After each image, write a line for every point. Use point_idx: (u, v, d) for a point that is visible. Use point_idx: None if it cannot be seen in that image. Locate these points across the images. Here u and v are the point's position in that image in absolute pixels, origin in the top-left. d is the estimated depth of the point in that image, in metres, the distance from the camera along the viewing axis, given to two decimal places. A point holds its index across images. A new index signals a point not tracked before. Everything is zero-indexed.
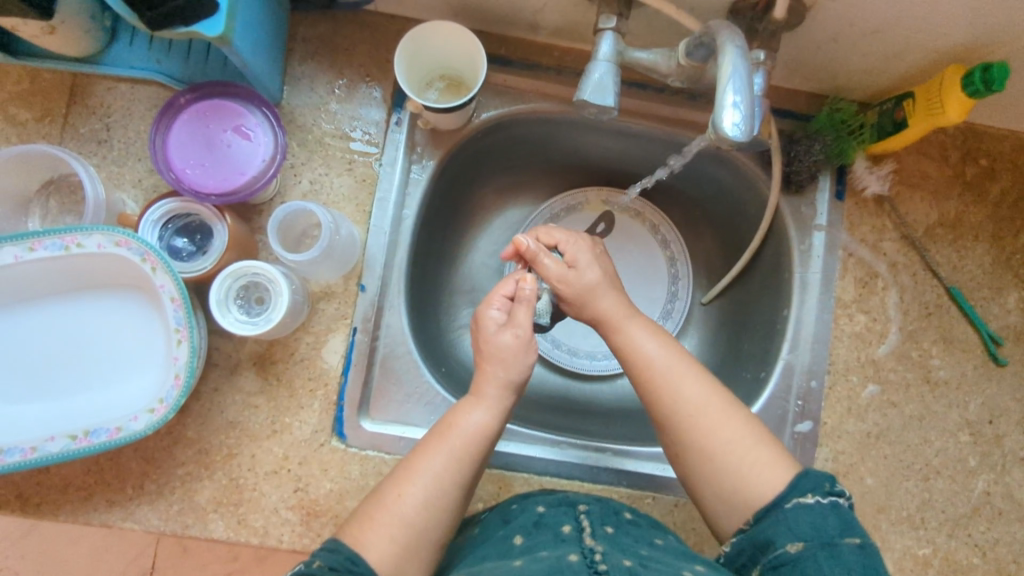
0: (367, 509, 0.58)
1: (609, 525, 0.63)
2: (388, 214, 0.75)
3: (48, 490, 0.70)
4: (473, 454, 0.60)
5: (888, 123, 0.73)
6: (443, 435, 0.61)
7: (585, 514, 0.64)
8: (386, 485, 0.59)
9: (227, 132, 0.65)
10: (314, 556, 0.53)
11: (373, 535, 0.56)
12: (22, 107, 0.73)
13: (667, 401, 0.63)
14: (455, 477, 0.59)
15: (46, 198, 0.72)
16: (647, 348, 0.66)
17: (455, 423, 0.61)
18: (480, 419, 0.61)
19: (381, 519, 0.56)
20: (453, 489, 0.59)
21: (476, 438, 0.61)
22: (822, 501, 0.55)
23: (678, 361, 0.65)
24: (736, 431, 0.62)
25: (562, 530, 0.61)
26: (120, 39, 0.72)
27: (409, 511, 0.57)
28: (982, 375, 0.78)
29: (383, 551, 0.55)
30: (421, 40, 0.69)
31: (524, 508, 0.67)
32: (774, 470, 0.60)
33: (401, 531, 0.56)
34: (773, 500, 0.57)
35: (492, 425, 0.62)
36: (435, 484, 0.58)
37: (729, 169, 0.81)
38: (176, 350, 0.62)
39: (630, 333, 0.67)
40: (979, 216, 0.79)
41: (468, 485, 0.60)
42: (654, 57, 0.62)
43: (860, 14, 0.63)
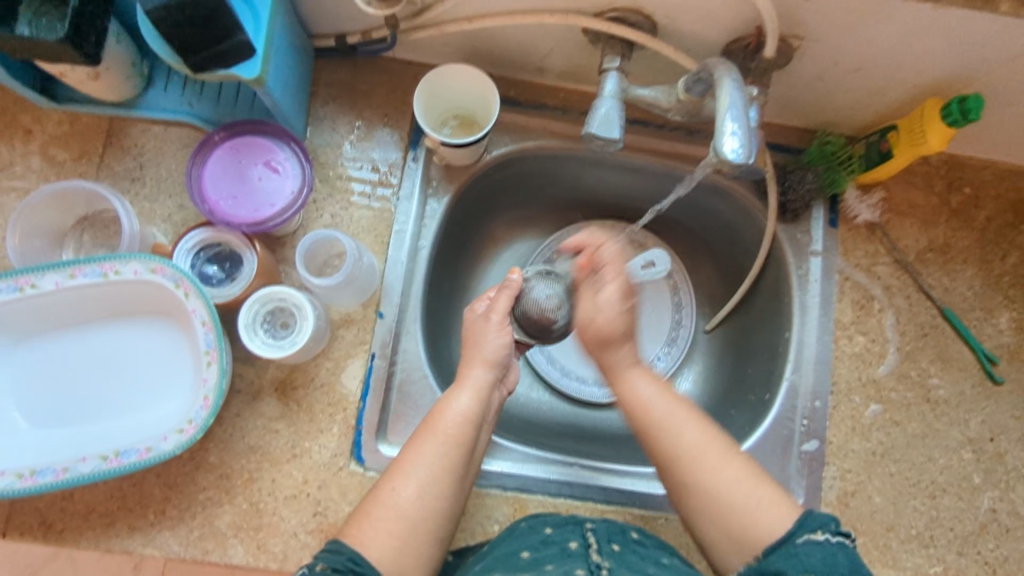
0: (367, 507, 0.60)
1: (615, 542, 0.65)
2: (405, 245, 0.79)
3: (71, 516, 0.72)
4: (461, 442, 0.63)
5: (875, 155, 0.78)
6: (430, 426, 0.63)
7: (591, 531, 0.66)
8: (380, 481, 0.61)
9: (258, 167, 0.70)
10: (317, 558, 0.56)
11: (371, 532, 0.59)
12: (61, 148, 0.78)
13: (667, 447, 0.65)
14: (444, 466, 0.62)
15: (80, 233, 0.76)
16: (644, 394, 0.67)
17: (441, 412, 0.64)
18: (464, 407, 0.64)
19: (378, 515, 0.59)
20: (446, 475, 0.61)
21: (462, 424, 0.63)
22: (831, 539, 0.57)
23: (674, 407, 0.67)
24: (738, 473, 0.63)
25: (569, 546, 0.64)
26: (155, 85, 0.77)
27: (405, 504, 0.60)
28: (980, 393, 0.80)
29: (383, 548, 0.58)
30: (438, 82, 0.75)
31: (533, 527, 0.69)
32: (776, 508, 0.61)
33: (399, 525, 0.59)
34: (784, 535, 0.59)
35: (477, 411, 0.64)
36: (425, 475, 0.61)
37: (727, 200, 0.85)
38: (205, 372, 0.64)
39: (627, 378, 0.69)
40: (966, 241, 0.83)
41: (461, 472, 0.63)
42: (656, 94, 0.67)
43: (844, 53, 0.68)
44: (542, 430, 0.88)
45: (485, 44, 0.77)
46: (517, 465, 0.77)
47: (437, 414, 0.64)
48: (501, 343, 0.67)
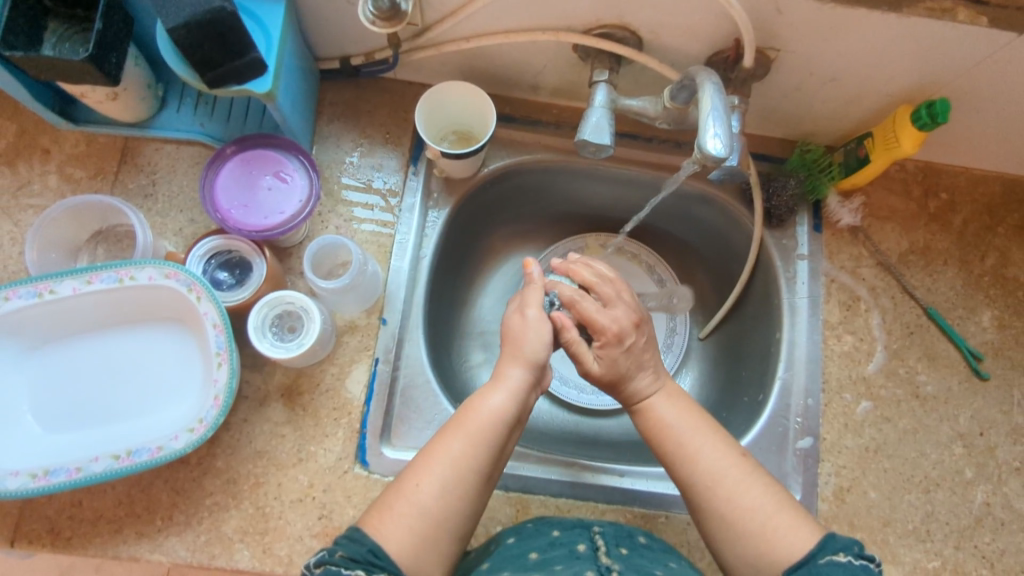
0: (388, 499, 0.61)
1: (624, 546, 0.67)
2: (407, 254, 0.82)
3: (79, 523, 0.72)
4: (489, 439, 0.64)
5: (853, 161, 0.83)
6: (461, 422, 0.65)
7: (600, 535, 0.67)
8: (406, 474, 0.63)
9: (268, 177, 0.73)
10: (337, 545, 0.57)
11: (391, 525, 0.59)
12: (77, 167, 0.81)
13: (688, 470, 0.66)
14: (470, 463, 0.63)
15: (94, 246, 0.79)
16: (667, 416, 0.69)
17: (474, 411, 0.65)
18: (496, 405, 0.66)
19: (399, 508, 0.60)
20: (470, 474, 0.63)
21: (492, 423, 0.65)
22: (854, 561, 0.56)
23: (697, 428, 0.68)
24: (757, 495, 0.63)
25: (578, 548, 0.65)
26: (168, 107, 0.81)
27: (426, 500, 0.61)
28: (966, 389, 0.82)
29: (401, 542, 0.58)
30: (438, 99, 0.79)
31: (539, 530, 0.69)
32: (791, 532, 0.60)
33: (418, 521, 0.60)
34: (804, 559, 0.58)
35: (509, 409, 0.66)
36: (450, 472, 0.62)
37: (716, 208, 0.89)
38: (216, 372, 0.67)
39: (652, 403, 0.71)
40: (945, 243, 0.86)
41: (486, 468, 0.64)
42: (643, 103, 0.72)
43: (817, 64, 0.73)
44: (543, 436, 0.90)
45: (481, 63, 0.82)
46: (519, 466, 0.78)
47: (469, 411, 0.65)
48: (540, 337, 0.69)
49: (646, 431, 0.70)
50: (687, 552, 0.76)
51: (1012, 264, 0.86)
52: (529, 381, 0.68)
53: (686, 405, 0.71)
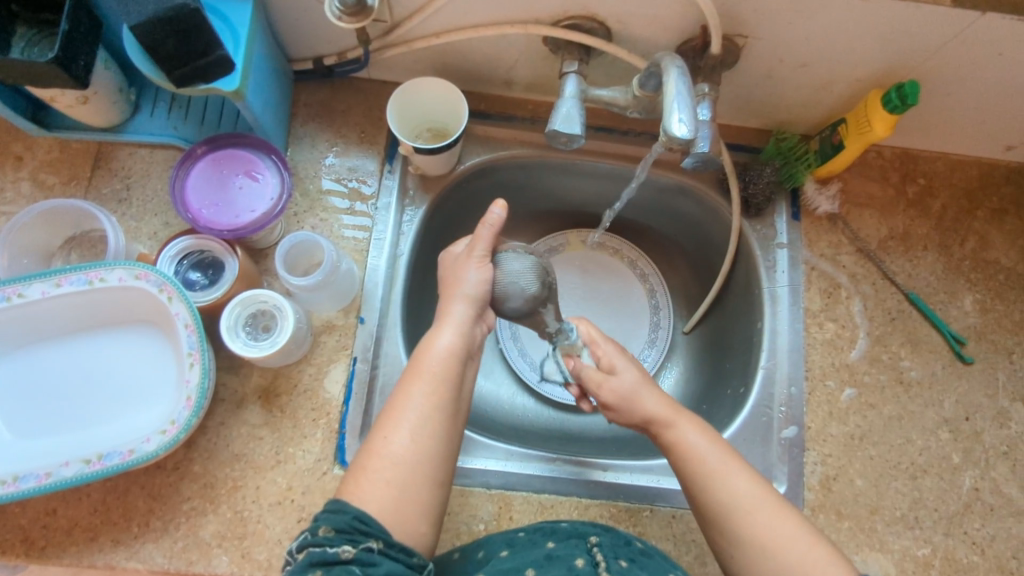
0: (361, 461, 0.60)
1: (622, 559, 0.65)
2: (384, 252, 0.81)
3: (53, 532, 0.71)
4: (446, 377, 0.64)
5: (829, 148, 0.83)
6: (417, 370, 0.64)
7: (597, 547, 0.66)
8: (372, 433, 0.62)
9: (239, 176, 0.73)
10: (319, 521, 0.56)
11: (368, 485, 0.59)
12: (51, 173, 0.81)
13: (718, 498, 0.61)
14: (432, 407, 0.63)
15: (67, 252, 0.78)
16: (693, 439, 0.65)
17: (427, 352, 0.66)
18: (445, 345, 0.66)
19: (373, 465, 0.60)
20: (436, 416, 0.62)
21: (445, 361, 0.65)
22: None
23: (727, 457, 0.63)
24: (790, 531, 0.59)
25: (576, 564, 0.63)
26: (141, 111, 0.81)
27: (397, 451, 0.60)
28: (951, 373, 0.82)
29: (381, 499, 0.58)
30: (411, 96, 0.79)
31: (533, 541, 0.68)
32: (827, 567, 0.57)
33: (395, 472, 0.60)
34: None
35: (460, 346, 0.66)
36: (415, 417, 0.62)
37: (694, 200, 0.89)
38: (188, 373, 0.66)
39: (681, 427, 0.65)
40: (924, 228, 0.86)
41: (449, 409, 0.64)
42: (613, 93, 0.72)
43: (786, 50, 0.73)
44: (526, 433, 0.89)
45: (454, 60, 0.82)
46: (502, 463, 0.78)
47: (422, 355, 0.65)
48: (481, 278, 0.70)
49: (675, 459, 0.65)
50: (673, 546, 0.75)
51: (991, 248, 0.86)
52: (473, 314, 0.69)
53: (712, 433, 0.66)
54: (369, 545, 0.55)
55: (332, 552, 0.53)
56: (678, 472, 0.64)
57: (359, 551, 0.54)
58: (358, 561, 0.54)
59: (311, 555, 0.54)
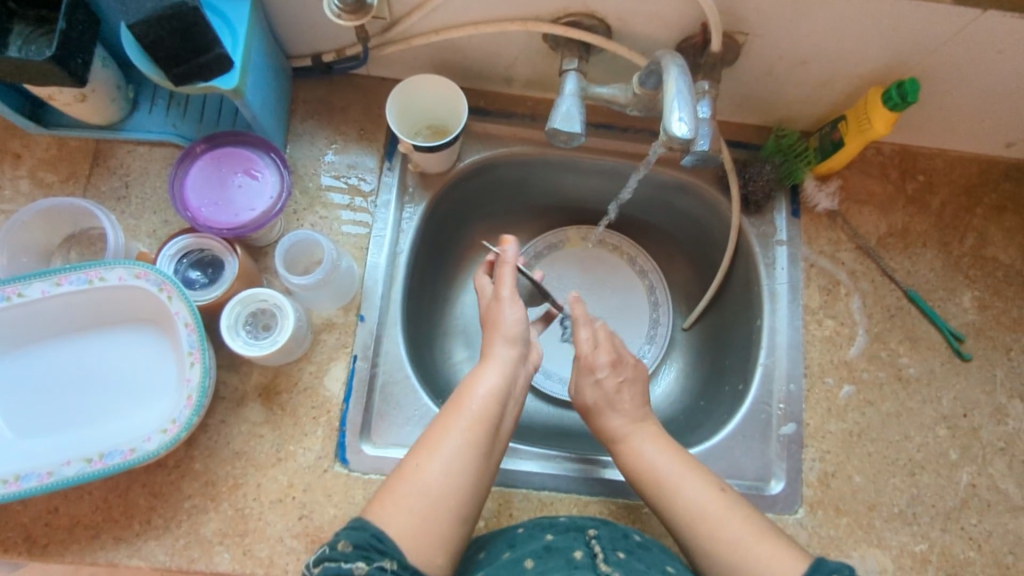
0: (390, 484, 0.62)
1: (620, 550, 0.65)
2: (384, 250, 0.81)
3: (55, 530, 0.71)
4: (487, 416, 0.65)
5: (828, 144, 0.83)
6: (457, 408, 0.66)
7: (595, 539, 0.66)
8: (407, 459, 0.64)
9: (239, 174, 0.73)
10: (339, 536, 0.58)
11: (392, 508, 0.60)
12: (49, 171, 0.80)
13: (670, 508, 0.65)
14: (470, 444, 0.64)
15: (67, 250, 0.78)
16: (646, 453, 0.68)
17: (468, 390, 0.67)
18: (489, 385, 0.67)
19: (401, 491, 0.61)
20: (473, 453, 0.63)
21: (486, 400, 0.66)
22: None
23: (676, 463, 0.67)
24: (742, 531, 0.62)
25: (574, 556, 0.63)
26: (140, 108, 0.81)
27: (427, 481, 0.61)
28: (949, 370, 0.82)
29: (402, 524, 0.59)
30: (410, 94, 0.79)
31: (532, 534, 0.68)
32: (780, 564, 0.59)
33: (420, 500, 0.60)
34: None
35: (503, 387, 0.68)
36: (451, 451, 0.63)
37: (693, 197, 0.89)
38: (188, 372, 0.66)
39: (631, 442, 0.69)
40: (923, 225, 0.86)
41: (485, 449, 0.64)
42: (613, 91, 0.72)
43: (787, 47, 0.73)
44: (526, 430, 0.89)
45: (453, 57, 0.82)
46: (502, 460, 0.78)
47: (464, 392, 0.67)
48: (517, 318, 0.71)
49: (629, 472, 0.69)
50: (672, 542, 0.75)
51: (990, 245, 0.86)
52: (518, 357, 0.70)
53: (667, 442, 0.69)
54: (381, 564, 0.56)
55: (346, 568, 0.56)
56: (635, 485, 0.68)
57: (371, 568, 0.56)
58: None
59: (325, 570, 0.56)
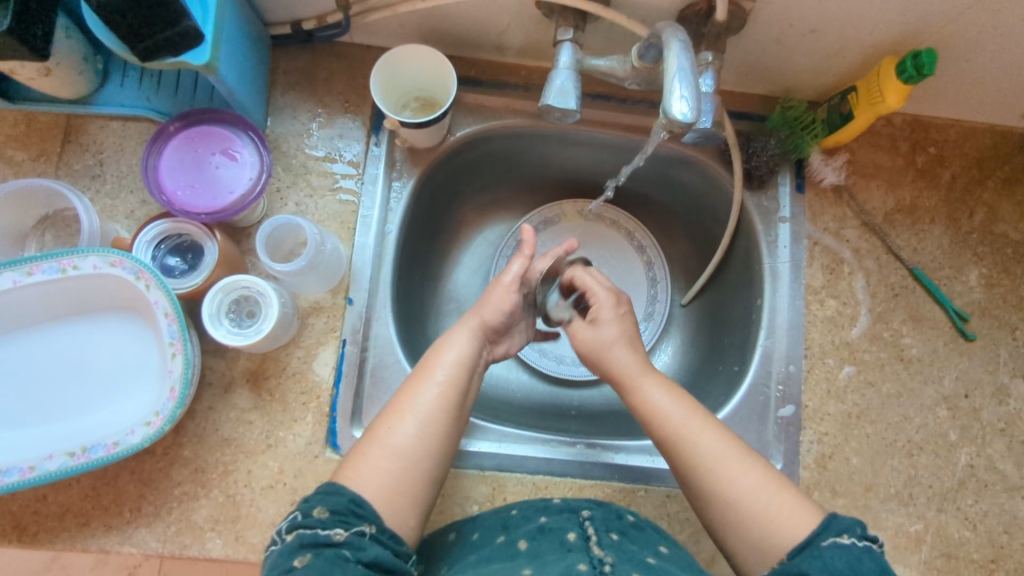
0: (361, 447, 0.61)
1: (614, 532, 0.63)
2: (372, 230, 0.78)
3: (45, 518, 0.70)
4: (455, 381, 0.65)
5: (836, 118, 0.79)
6: (426, 372, 0.65)
7: (589, 521, 0.64)
8: (378, 421, 0.63)
9: (215, 155, 0.71)
10: (312, 502, 0.57)
11: (364, 470, 0.60)
12: (18, 149, 0.76)
13: (683, 456, 0.62)
14: (442, 407, 0.63)
15: (41, 233, 0.75)
16: (657, 399, 0.66)
17: (437, 356, 0.66)
18: (458, 351, 0.66)
19: (373, 453, 0.61)
20: (442, 417, 0.63)
21: (455, 366, 0.66)
22: (857, 542, 0.54)
23: (693, 413, 0.64)
24: (757, 481, 0.60)
25: (568, 538, 0.61)
26: (111, 81, 0.76)
27: (399, 443, 0.61)
28: (952, 350, 0.80)
29: (378, 485, 0.59)
30: (396, 66, 0.75)
31: (527, 517, 0.67)
32: (796, 514, 0.58)
33: (394, 463, 0.60)
34: (809, 539, 0.56)
35: (469, 354, 0.67)
36: (422, 414, 0.63)
37: (694, 171, 0.85)
38: (170, 363, 0.66)
39: (643, 390, 0.66)
40: (932, 200, 0.83)
41: (455, 413, 0.64)
42: (611, 63, 0.68)
43: (796, 14, 0.69)
44: (521, 410, 0.87)
45: (442, 24, 0.77)
46: (499, 444, 0.77)
47: (432, 357, 0.66)
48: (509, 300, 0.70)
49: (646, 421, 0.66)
50: (667, 524, 0.75)
51: (1001, 220, 0.83)
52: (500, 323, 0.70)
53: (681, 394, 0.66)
54: (360, 530, 0.55)
55: (324, 535, 0.54)
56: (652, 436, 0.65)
57: (351, 535, 0.55)
58: (348, 545, 0.54)
59: (302, 537, 0.54)
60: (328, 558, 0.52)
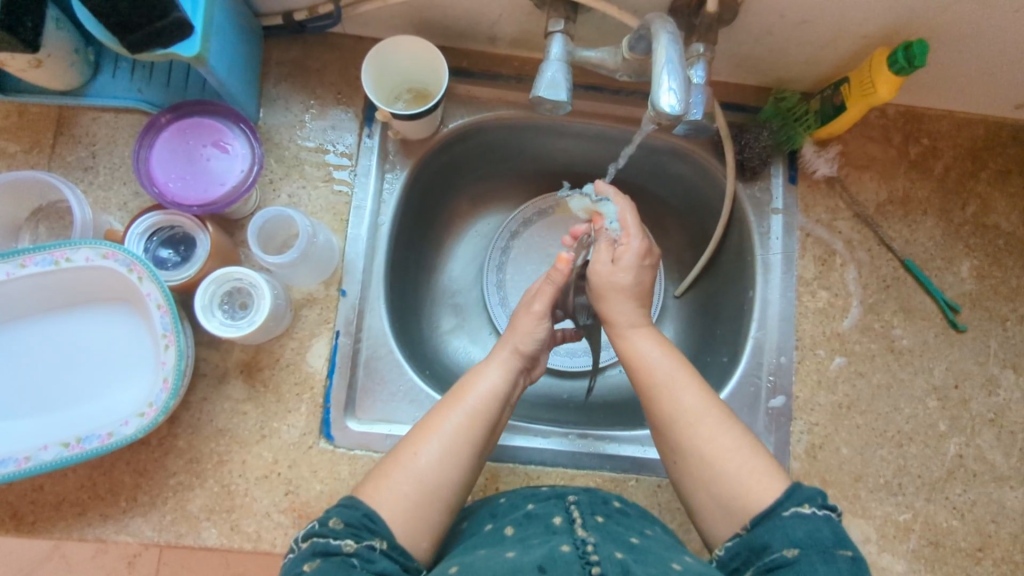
0: (385, 468, 0.62)
1: (599, 514, 0.64)
2: (365, 221, 0.78)
3: (42, 508, 0.71)
4: (486, 415, 0.65)
5: (829, 108, 0.79)
6: (457, 400, 0.65)
7: (574, 505, 0.64)
8: (402, 445, 0.63)
9: (207, 147, 0.71)
10: (330, 513, 0.58)
11: (387, 491, 0.60)
12: (10, 141, 0.76)
13: (666, 410, 0.64)
14: (469, 432, 0.64)
15: (35, 225, 0.75)
16: (650, 356, 0.66)
17: (469, 387, 0.66)
18: (491, 381, 0.67)
19: (396, 475, 0.61)
20: (468, 449, 0.63)
21: (487, 398, 0.66)
22: (817, 513, 0.55)
23: (676, 367, 0.65)
24: (731, 441, 0.61)
25: (553, 521, 0.61)
26: (102, 72, 0.76)
27: (423, 469, 0.61)
28: (943, 341, 0.81)
29: (397, 507, 0.59)
30: (387, 57, 0.75)
31: (514, 505, 0.67)
32: (762, 478, 0.59)
33: (414, 488, 0.60)
34: (768, 509, 0.57)
35: (503, 388, 0.67)
36: (449, 441, 0.63)
37: (688, 162, 0.85)
38: (164, 354, 0.66)
39: (631, 340, 0.68)
40: (925, 191, 0.83)
41: (481, 441, 0.64)
42: (602, 54, 0.68)
43: (788, 6, 0.69)
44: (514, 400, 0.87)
45: (434, 15, 0.77)
46: None
47: (466, 386, 0.66)
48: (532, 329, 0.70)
49: (629, 367, 0.68)
50: (658, 513, 0.75)
51: (992, 211, 0.83)
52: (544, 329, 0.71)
53: (671, 348, 0.68)
54: (371, 543, 0.56)
55: (335, 544, 0.55)
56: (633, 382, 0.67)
57: (360, 546, 0.55)
58: (358, 556, 0.54)
59: (314, 545, 0.55)
60: (336, 562, 0.53)
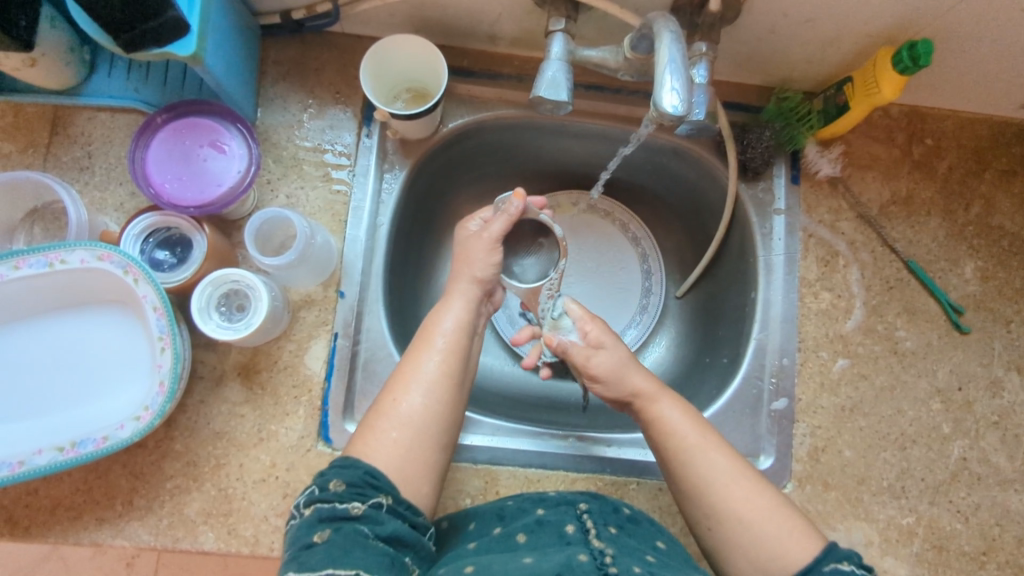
0: (370, 421, 0.62)
1: (612, 525, 0.63)
2: (363, 222, 0.77)
3: (37, 512, 0.70)
4: (457, 349, 0.65)
5: (832, 108, 0.79)
6: (426, 338, 0.66)
7: (587, 513, 0.64)
8: (383, 394, 0.63)
9: (204, 147, 0.70)
10: (328, 476, 0.57)
11: (377, 444, 0.60)
12: (6, 141, 0.75)
13: (697, 474, 0.62)
14: (444, 371, 0.64)
15: (30, 225, 0.74)
16: (676, 422, 0.65)
17: (435, 324, 0.66)
18: (456, 315, 0.67)
19: (382, 425, 0.61)
20: (446, 384, 0.64)
21: (456, 332, 0.66)
22: (857, 570, 0.56)
23: (701, 430, 0.65)
24: (764, 502, 0.61)
25: (567, 531, 0.60)
26: (98, 71, 0.75)
27: (407, 413, 0.61)
28: (946, 343, 0.80)
29: (391, 459, 0.59)
30: (386, 57, 0.74)
31: (523, 509, 0.67)
32: (799, 537, 0.59)
33: (403, 433, 0.61)
34: (811, 565, 0.57)
35: (469, 319, 0.67)
36: (427, 381, 0.63)
37: (689, 163, 0.85)
38: (159, 357, 0.65)
39: (659, 408, 0.66)
40: (929, 192, 0.82)
41: (457, 376, 0.65)
42: (603, 54, 0.67)
43: (791, 5, 0.68)
44: (514, 402, 0.87)
45: (433, 14, 0.76)
46: (492, 439, 0.77)
47: (431, 323, 0.67)
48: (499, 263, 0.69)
49: (651, 434, 0.66)
50: (659, 517, 0.74)
51: (996, 212, 0.82)
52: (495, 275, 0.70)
53: (689, 409, 0.67)
54: (377, 502, 0.56)
55: (342, 508, 0.55)
56: (656, 448, 0.66)
57: (368, 508, 0.55)
58: (367, 517, 0.55)
59: (320, 511, 0.55)
60: (348, 535, 0.53)
